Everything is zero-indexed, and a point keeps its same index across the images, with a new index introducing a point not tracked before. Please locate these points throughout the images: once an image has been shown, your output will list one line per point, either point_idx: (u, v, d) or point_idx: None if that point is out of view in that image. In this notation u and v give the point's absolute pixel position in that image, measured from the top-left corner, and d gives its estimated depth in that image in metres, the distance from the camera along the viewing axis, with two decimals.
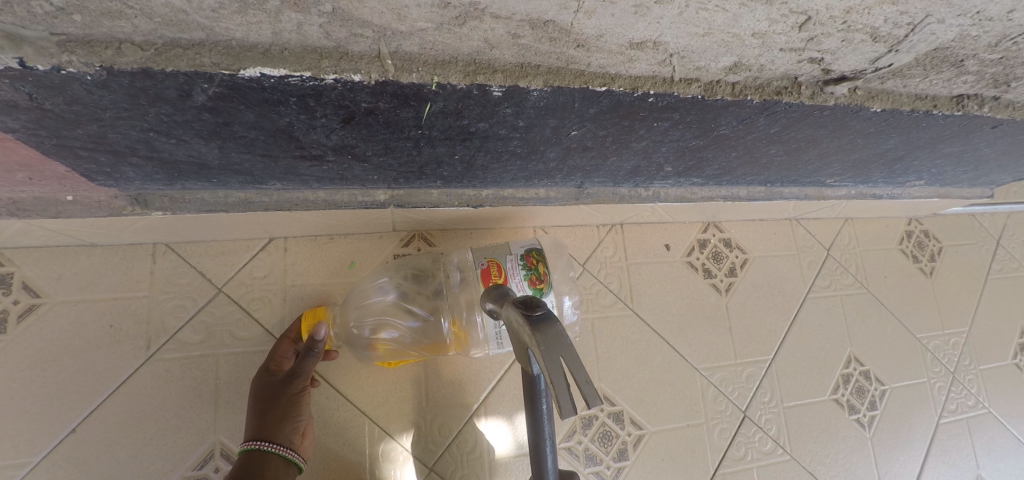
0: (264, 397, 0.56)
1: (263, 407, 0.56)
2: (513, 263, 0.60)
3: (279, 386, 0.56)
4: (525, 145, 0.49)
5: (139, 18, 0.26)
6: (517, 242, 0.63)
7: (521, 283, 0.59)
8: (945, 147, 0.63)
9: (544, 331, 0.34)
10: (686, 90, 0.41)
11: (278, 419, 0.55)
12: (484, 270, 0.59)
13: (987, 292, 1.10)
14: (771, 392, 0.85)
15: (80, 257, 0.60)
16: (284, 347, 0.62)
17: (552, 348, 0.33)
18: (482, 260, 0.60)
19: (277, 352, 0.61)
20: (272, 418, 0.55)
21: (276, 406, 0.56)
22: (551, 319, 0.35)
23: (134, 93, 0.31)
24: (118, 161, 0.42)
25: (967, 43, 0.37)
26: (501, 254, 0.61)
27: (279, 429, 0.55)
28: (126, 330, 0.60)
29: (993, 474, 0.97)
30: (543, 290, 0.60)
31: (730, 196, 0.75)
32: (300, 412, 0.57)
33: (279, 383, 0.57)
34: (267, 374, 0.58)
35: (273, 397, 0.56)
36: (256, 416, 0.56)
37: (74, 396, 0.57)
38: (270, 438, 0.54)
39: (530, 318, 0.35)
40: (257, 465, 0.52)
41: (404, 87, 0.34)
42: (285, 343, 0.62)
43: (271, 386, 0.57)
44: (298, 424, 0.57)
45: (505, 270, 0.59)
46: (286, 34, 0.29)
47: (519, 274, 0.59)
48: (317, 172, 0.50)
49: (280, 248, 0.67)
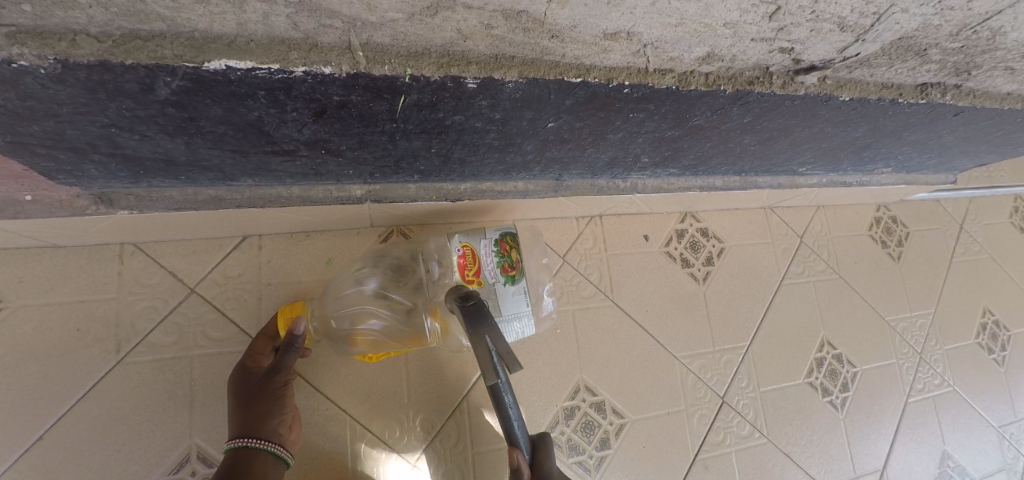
0: (246, 394, 0.56)
1: (246, 404, 0.55)
2: (488, 249, 0.60)
3: (261, 383, 0.56)
4: (502, 138, 0.48)
5: (93, 9, 0.25)
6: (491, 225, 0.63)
7: (494, 270, 0.60)
8: (910, 134, 0.65)
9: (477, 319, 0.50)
10: (660, 80, 0.41)
11: (264, 414, 0.54)
12: (458, 256, 0.59)
13: (950, 275, 1.14)
14: (748, 378, 0.87)
15: (42, 259, 0.57)
16: (259, 344, 0.61)
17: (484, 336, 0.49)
18: (457, 244, 0.60)
19: (254, 349, 0.60)
20: (257, 413, 0.54)
21: (259, 402, 0.55)
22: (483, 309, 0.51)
23: (92, 87, 0.30)
24: (79, 158, 0.41)
25: (929, 32, 0.39)
26: (477, 238, 0.60)
27: (265, 425, 0.54)
28: (94, 333, 0.58)
29: (958, 449, 1.02)
30: (515, 276, 0.61)
31: (706, 186, 0.77)
32: (285, 407, 0.57)
33: (260, 380, 0.56)
34: (245, 372, 0.57)
35: (256, 394, 0.55)
36: (239, 414, 0.55)
37: (40, 402, 0.55)
38: (257, 433, 0.53)
39: None
40: (243, 463, 0.52)
41: (377, 79, 0.34)
42: (261, 340, 0.61)
43: (252, 383, 0.56)
44: (284, 418, 0.57)
45: (479, 257, 0.60)
46: (252, 25, 0.28)
47: (491, 259, 0.60)
48: (290, 168, 0.49)
49: (254, 246, 0.65)
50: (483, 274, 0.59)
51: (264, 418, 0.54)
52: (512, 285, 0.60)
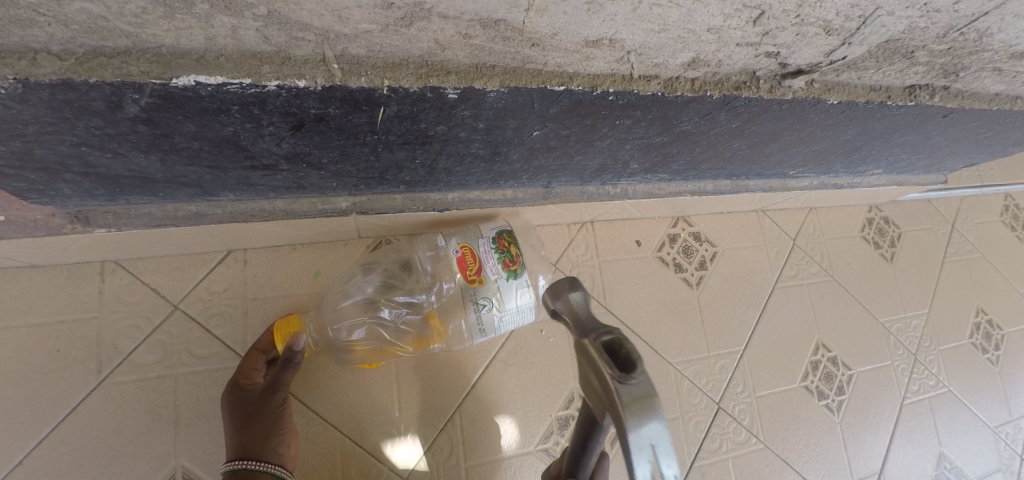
0: (243, 413, 0.54)
1: (244, 424, 0.54)
2: (486, 247, 0.63)
3: (258, 403, 0.54)
4: (488, 147, 0.48)
5: (53, 26, 0.24)
6: (485, 224, 0.66)
7: (495, 266, 0.62)
8: (900, 136, 0.65)
9: (638, 406, 0.27)
10: (645, 86, 0.40)
11: (263, 433, 0.53)
12: (459, 256, 0.62)
13: (944, 275, 1.14)
14: (743, 383, 0.86)
15: (21, 280, 0.56)
16: (253, 359, 0.59)
17: (644, 425, 0.26)
18: (456, 245, 0.63)
19: (247, 363, 0.58)
20: (256, 434, 0.53)
21: (256, 423, 0.54)
22: (647, 388, 0.27)
23: (58, 106, 0.29)
24: (51, 177, 0.39)
25: (917, 34, 0.38)
26: (473, 239, 0.63)
27: (265, 446, 0.53)
28: (74, 354, 0.57)
29: (954, 449, 1.01)
30: (517, 270, 0.63)
31: (697, 191, 0.76)
32: (283, 426, 0.56)
33: (257, 400, 0.55)
34: (239, 390, 0.56)
35: (254, 414, 0.54)
36: (237, 433, 0.54)
37: (19, 427, 0.53)
38: (258, 456, 0.52)
39: (616, 371, 0.28)
40: None
41: (353, 91, 0.33)
42: (253, 354, 0.59)
43: (249, 402, 0.55)
44: (284, 435, 0.56)
45: (479, 255, 0.62)
46: (222, 39, 0.27)
47: (489, 256, 0.62)
48: (272, 182, 0.48)
49: (239, 261, 0.64)
50: (484, 271, 0.61)
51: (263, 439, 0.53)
52: (514, 279, 0.62)
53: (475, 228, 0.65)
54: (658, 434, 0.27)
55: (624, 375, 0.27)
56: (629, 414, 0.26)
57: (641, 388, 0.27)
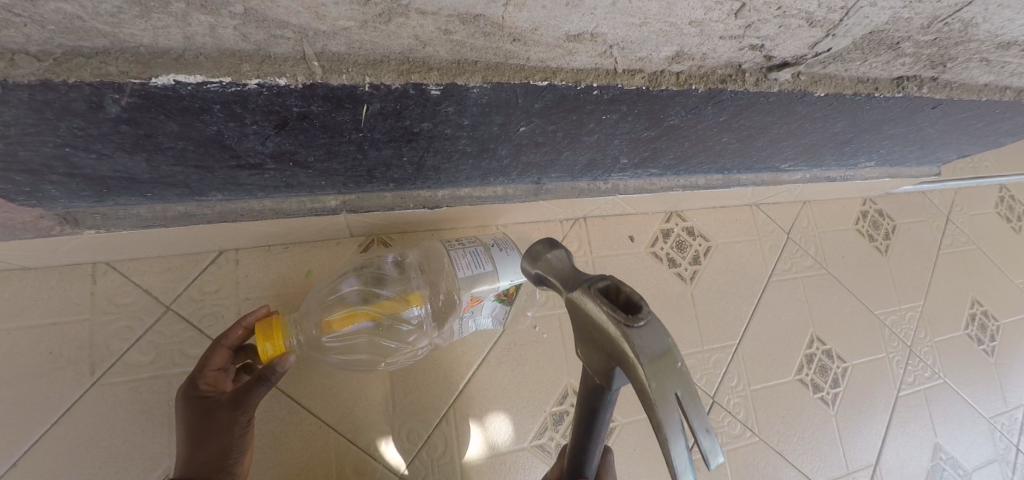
0: (201, 426, 0.50)
1: (199, 438, 0.50)
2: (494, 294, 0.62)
3: (219, 418, 0.50)
4: (474, 144, 0.48)
5: (29, 27, 0.24)
6: (506, 272, 0.62)
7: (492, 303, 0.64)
8: (890, 127, 0.65)
9: (653, 353, 0.27)
10: (630, 81, 0.40)
11: (219, 453, 0.50)
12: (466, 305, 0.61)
13: (939, 267, 1.14)
14: (738, 377, 0.87)
15: (11, 283, 0.56)
16: (221, 359, 0.56)
17: (662, 373, 0.27)
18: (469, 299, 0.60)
19: (212, 364, 0.55)
20: (212, 452, 0.49)
21: (212, 439, 0.50)
22: (655, 328, 0.28)
23: (38, 107, 0.29)
24: (37, 179, 0.39)
25: (900, 25, 0.38)
26: (486, 291, 0.61)
27: (222, 465, 0.50)
28: (67, 356, 0.57)
29: (949, 440, 1.01)
30: (506, 300, 0.67)
31: (689, 185, 0.76)
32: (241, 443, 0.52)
33: (219, 415, 0.50)
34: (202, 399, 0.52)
35: (213, 430, 0.50)
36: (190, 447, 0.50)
37: (11, 429, 0.53)
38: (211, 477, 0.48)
39: (627, 327, 0.28)
40: None
41: (335, 88, 0.33)
42: (221, 353, 0.56)
43: (210, 415, 0.51)
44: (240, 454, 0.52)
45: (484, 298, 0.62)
46: (200, 38, 0.27)
47: (491, 301, 0.64)
48: (260, 181, 0.48)
49: (231, 261, 0.64)
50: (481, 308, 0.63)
51: (218, 457, 0.49)
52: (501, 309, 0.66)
53: (495, 275, 0.61)
54: (675, 376, 0.27)
55: (632, 320, 0.28)
56: (645, 363, 0.27)
57: (649, 329, 0.28)
